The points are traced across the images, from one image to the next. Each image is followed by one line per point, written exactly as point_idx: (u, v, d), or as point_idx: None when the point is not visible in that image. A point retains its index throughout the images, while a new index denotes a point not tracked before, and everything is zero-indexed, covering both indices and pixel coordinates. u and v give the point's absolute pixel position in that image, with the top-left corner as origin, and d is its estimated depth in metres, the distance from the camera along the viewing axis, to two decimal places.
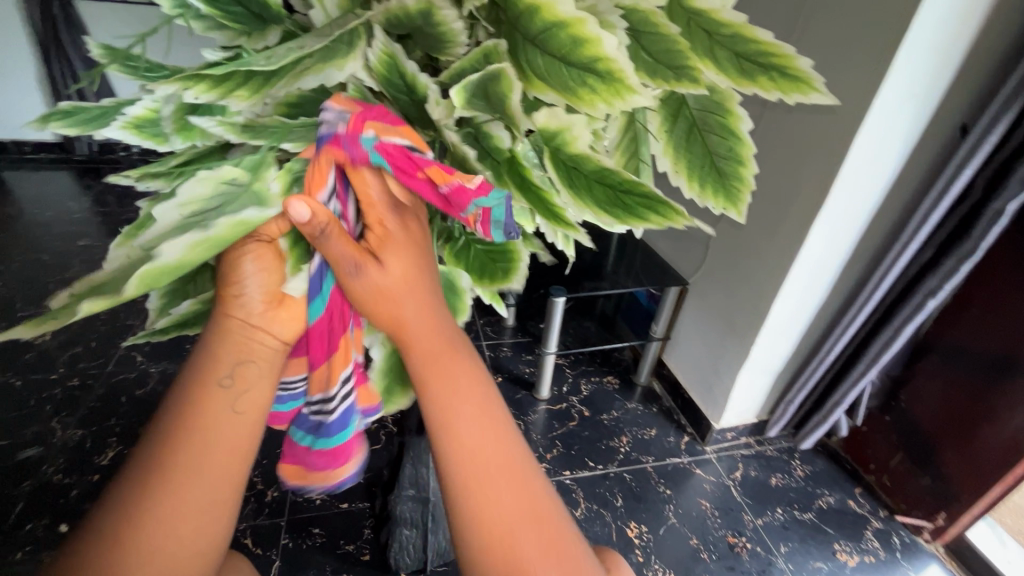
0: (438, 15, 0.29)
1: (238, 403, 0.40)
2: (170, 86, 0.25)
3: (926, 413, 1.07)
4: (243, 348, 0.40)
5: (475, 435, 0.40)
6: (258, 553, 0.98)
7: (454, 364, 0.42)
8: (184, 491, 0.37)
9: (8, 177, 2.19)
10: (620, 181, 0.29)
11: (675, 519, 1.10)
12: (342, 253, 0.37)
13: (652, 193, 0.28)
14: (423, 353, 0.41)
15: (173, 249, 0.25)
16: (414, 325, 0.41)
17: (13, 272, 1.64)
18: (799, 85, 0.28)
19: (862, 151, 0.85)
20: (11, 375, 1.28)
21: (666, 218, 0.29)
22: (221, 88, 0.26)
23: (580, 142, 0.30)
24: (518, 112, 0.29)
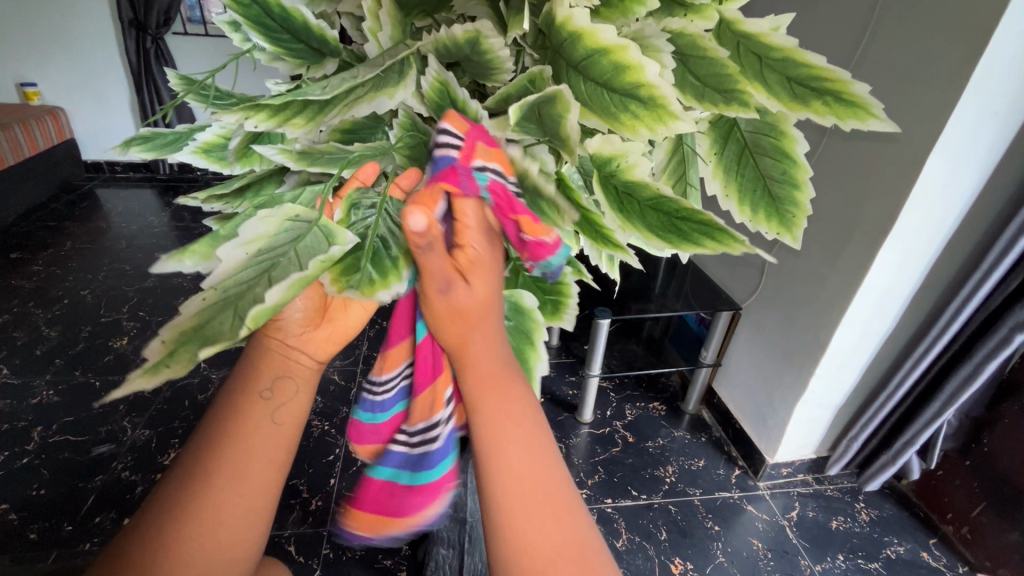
0: (485, 43, 0.30)
1: (277, 415, 0.35)
2: (233, 116, 0.27)
3: (1012, 460, 0.96)
4: (283, 363, 0.35)
5: (522, 463, 0.35)
6: (300, 560, 1.00)
7: (509, 392, 0.37)
8: (223, 501, 0.34)
9: (101, 194, 2.42)
10: (674, 207, 0.27)
11: (723, 557, 1.04)
12: (438, 270, 0.34)
13: (711, 221, 0.25)
14: (477, 375, 0.37)
15: (277, 292, 0.21)
16: (476, 354, 0.37)
17: (99, 280, 1.79)
18: (856, 111, 0.26)
19: (936, 172, 0.80)
20: (91, 375, 1.39)
21: (722, 245, 0.25)
22: (278, 117, 0.27)
23: (638, 168, 0.29)
24: (574, 134, 0.27)
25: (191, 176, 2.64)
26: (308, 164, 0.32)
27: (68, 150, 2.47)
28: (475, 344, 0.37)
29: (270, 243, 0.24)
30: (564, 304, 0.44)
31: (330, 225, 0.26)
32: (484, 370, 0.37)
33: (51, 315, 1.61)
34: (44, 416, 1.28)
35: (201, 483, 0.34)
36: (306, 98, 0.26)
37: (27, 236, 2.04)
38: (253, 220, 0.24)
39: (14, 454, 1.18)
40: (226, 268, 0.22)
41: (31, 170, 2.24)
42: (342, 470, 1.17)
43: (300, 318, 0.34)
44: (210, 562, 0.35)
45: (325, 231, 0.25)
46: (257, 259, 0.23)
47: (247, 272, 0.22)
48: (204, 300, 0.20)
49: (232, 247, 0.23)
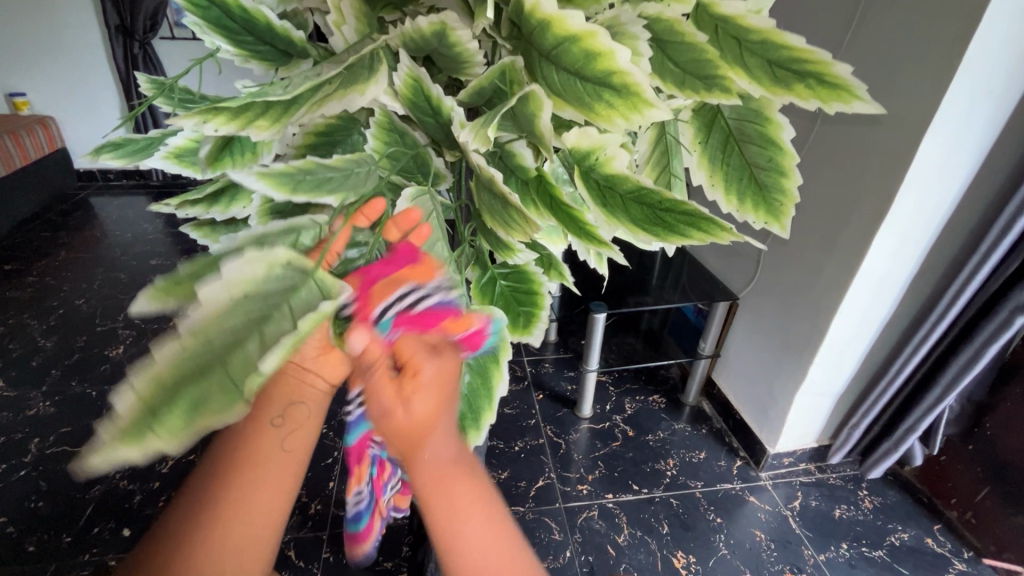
0: (452, 35, 0.29)
1: (287, 442, 0.34)
2: (191, 120, 0.25)
3: (1014, 443, 0.95)
4: (300, 389, 0.34)
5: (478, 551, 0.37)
6: (300, 565, 1.00)
7: (463, 487, 0.36)
8: (229, 531, 0.33)
9: (94, 203, 2.41)
10: (658, 199, 0.25)
11: (726, 550, 1.04)
12: (377, 383, 0.33)
13: (695, 210, 0.24)
14: (429, 478, 0.35)
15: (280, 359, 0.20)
16: (431, 458, 0.34)
17: (94, 289, 1.78)
18: (839, 94, 0.25)
19: (930, 155, 0.78)
20: (87, 385, 1.39)
21: (708, 233, 0.24)
22: (241, 119, 0.26)
23: (617, 161, 0.29)
24: (547, 132, 0.28)
25: (184, 182, 2.63)
26: (289, 191, 0.28)
27: (60, 159, 2.46)
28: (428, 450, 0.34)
29: (260, 287, 0.21)
30: (537, 317, 0.43)
31: (325, 277, 0.24)
32: (434, 472, 0.35)
33: (46, 325, 1.61)
34: (41, 427, 1.27)
35: (210, 507, 0.33)
36: (268, 98, 0.25)
37: (20, 247, 2.03)
38: (239, 258, 0.21)
39: (12, 467, 1.18)
40: (200, 311, 0.19)
41: (23, 181, 2.23)
42: (341, 473, 1.16)
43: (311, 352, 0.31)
44: None
45: (318, 284, 0.23)
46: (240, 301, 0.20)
47: (230, 321, 0.20)
48: (180, 343, 0.18)
49: (211, 289, 0.20)
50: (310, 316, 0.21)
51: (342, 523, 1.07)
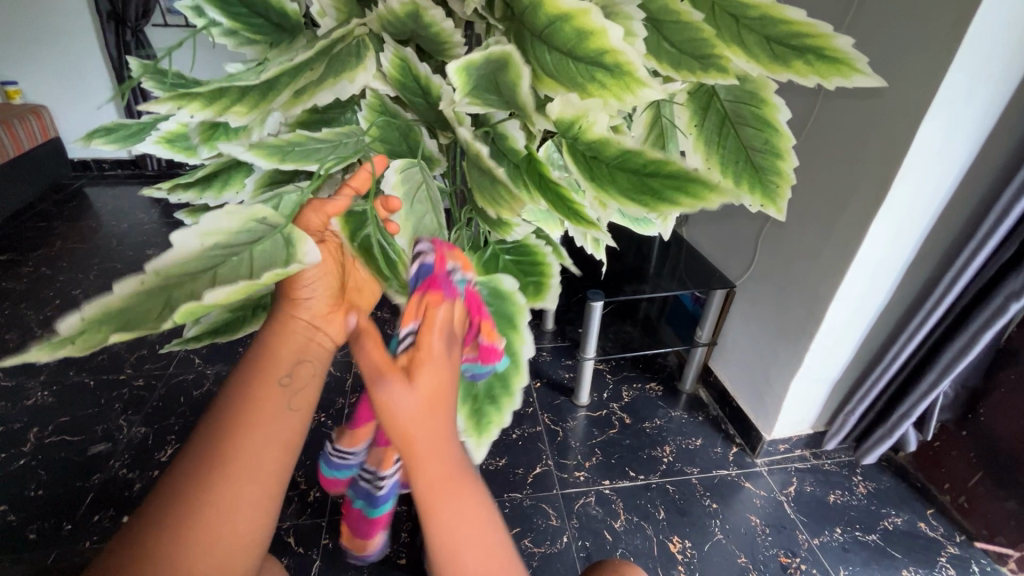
0: (426, 16, 0.28)
1: (294, 403, 0.32)
2: (164, 106, 0.23)
3: (1008, 429, 0.96)
4: (305, 344, 0.33)
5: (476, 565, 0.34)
6: (300, 551, 1.01)
7: (460, 497, 0.34)
8: (234, 492, 0.31)
9: (90, 193, 2.40)
10: (641, 162, 0.25)
11: (721, 535, 1.05)
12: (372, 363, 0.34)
13: (684, 171, 0.24)
14: (426, 479, 0.33)
15: (218, 294, 0.20)
16: (426, 449, 0.33)
17: (91, 280, 1.78)
18: (838, 68, 0.25)
19: (928, 141, 0.78)
20: (85, 375, 1.39)
21: (699, 199, 0.24)
22: (217, 106, 0.24)
23: (596, 127, 0.27)
24: (529, 101, 0.28)
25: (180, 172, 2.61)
26: (279, 161, 0.31)
27: (55, 149, 2.44)
28: (425, 443, 0.33)
29: (227, 241, 0.23)
30: (544, 287, 0.42)
31: (292, 233, 0.25)
32: (435, 474, 0.33)
33: (44, 316, 1.60)
34: (40, 416, 1.28)
35: (212, 469, 0.31)
36: (238, 83, 0.23)
37: (16, 238, 2.02)
38: (216, 211, 0.23)
39: (11, 456, 1.18)
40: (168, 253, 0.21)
41: (17, 170, 2.21)
42: None
43: (325, 300, 0.33)
44: (214, 558, 0.31)
45: (286, 238, 0.25)
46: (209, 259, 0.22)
47: (194, 263, 0.22)
48: (142, 280, 0.20)
49: (186, 236, 0.22)
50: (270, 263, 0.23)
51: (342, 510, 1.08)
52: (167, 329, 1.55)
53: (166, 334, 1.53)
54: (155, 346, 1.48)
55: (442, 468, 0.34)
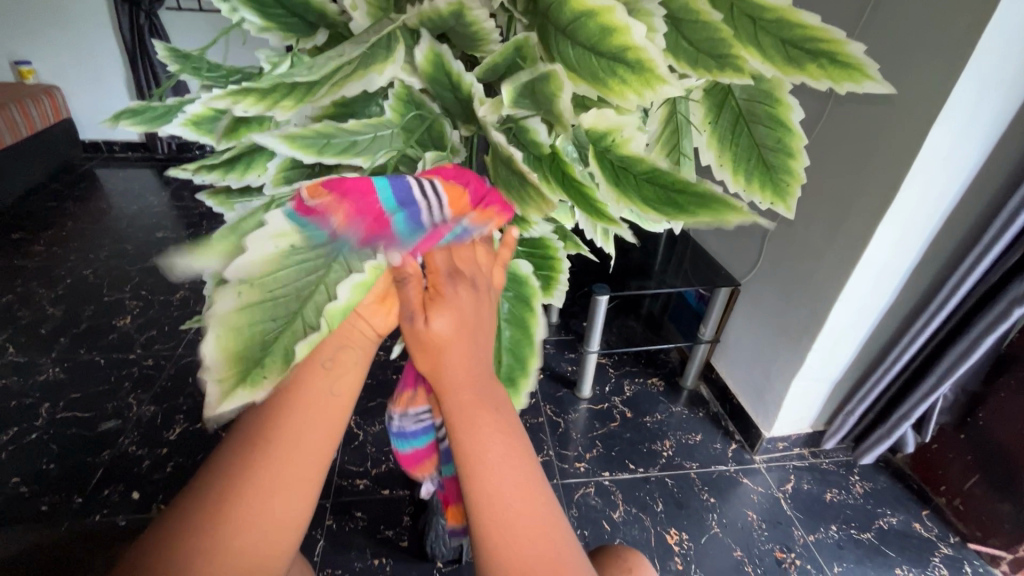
0: (468, 15, 0.29)
1: (336, 386, 0.34)
2: (220, 100, 0.26)
3: (1005, 434, 0.97)
4: (350, 334, 0.33)
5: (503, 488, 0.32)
6: (304, 531, 1.02)
7: (488, 422, 0.33)
8: (276, 466, 0.33)
9: (100, 174, 2.41)
10: (671, 180, 0.26)
11: (718, 529, 1.06)
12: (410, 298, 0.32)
13: (708, 191, 0.25)
14: (454, 398, 0.33)
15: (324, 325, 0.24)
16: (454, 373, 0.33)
17: (101, 260, 1.79)
18: (851, 73, 0.26)
19: (937, 146, 0.79)
20: (95, 353, 1.41)
21: (719, 214, 0.25)
22: (266, 101, 0.26)
23: (633, 142, 0.29)
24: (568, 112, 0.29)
25: (189, 155, 2.62)
26: (317, 153, 0.31)
27: (65, 130, 2.45)
28: (455, 364, 0.33)
29: (304, 242, 0.25)
30: (554, 280, 0.43)
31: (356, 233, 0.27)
32: (461, 398, 0.33)
33: (55, 294, 1.62)
34: (51, 392, 1.30)
35: (256, 446, 0.33)
36: (291, 79, 0.25)
37: (28, 216, 2.04)
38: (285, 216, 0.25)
39: (23, 430, 1.20)
40: (248, 259, 0.24)
41: (28, 149, 2.23)
42: (344, 445, 1.19)
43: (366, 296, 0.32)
44: (256, 532, 0.33)
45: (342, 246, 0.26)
46: (288, 259, 0.25)
47: (287, 275, 0.24)
48: (239, 293, 0.23)
49: (259, 239, 0.24)
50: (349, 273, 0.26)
51: (345, 493, 1.09)
52: (176, 311, 1.57)
53: (175, 316, 1.54)
54: (164, 328, 1.50)
55: (469, 395, 0.33)
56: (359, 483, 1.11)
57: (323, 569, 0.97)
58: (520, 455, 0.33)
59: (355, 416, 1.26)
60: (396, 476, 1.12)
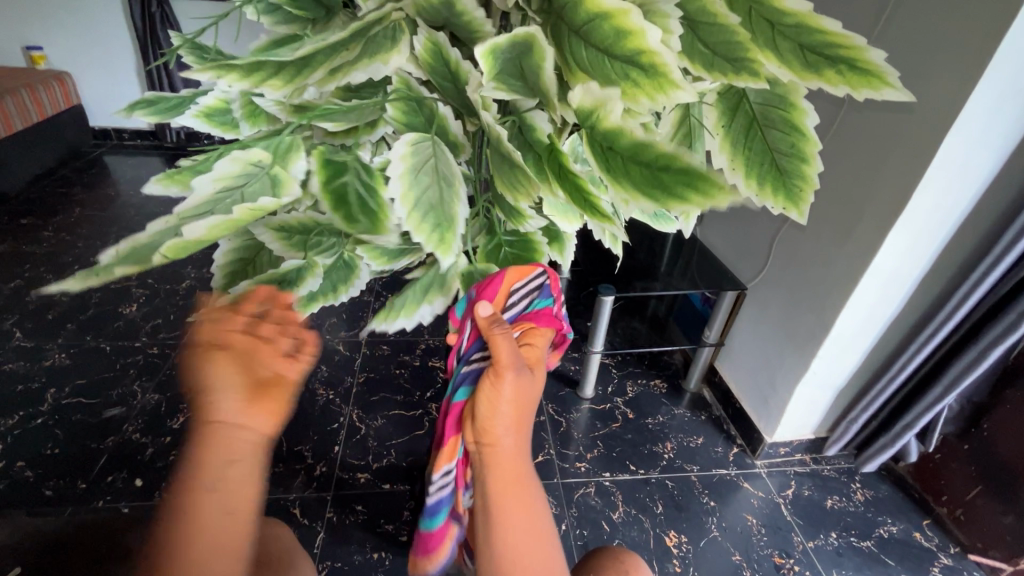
0: (459, 5, 0.29)
1: (227, 502, 0.36)
2: (203, 75, 0.23)
3: (1009, 446, 0.96)
4: (232, 445, 0.35)
5: (524, 540, 0.40)
6: (305, 523, 1.03)
7: (523, 493, 0.41)
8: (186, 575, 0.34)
9: (109, 161, 2.42)
10: (655, 156, 0.25)
11: (718, 532, 1.06)
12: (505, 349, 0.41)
13: (692, 168, 0.24)
14: (498, 471, 0.41)
15: (198, 228, 0.23)
16: (510, 452, 0.41)
17: (108, 247, 1.80)
18: (871, 80, 0.26)
19: (951, 155, 0.78)
20: (101, 340, 1.42)
21: (707, 197, 0.24)
22: (252, 78, 0.24)
23: (614, 115, 0.27)
24: (551, 87, 0.28)
25: (197, 145, 2.62)
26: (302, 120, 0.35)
27: (75, 116, 2.46)
28: (506, 440, 0.41)
29: (231, 182, 0.28)
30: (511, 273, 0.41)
31: (280, 175, 0.30)
32: (508, 468, 0.41)
33: (62, 280, 1.63)
34: (57, 377, 1.30)
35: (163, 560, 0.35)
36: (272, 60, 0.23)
37: (37, 202, 2.05)
38: (223, 160, 0.29)
39: (29, 415, 1.21)
40: (190, 199, 0.26)
41: (37, 135, 2.24)
42: (346, 438, 1.19)
43: (236, 396, 0.35)
44: None
45: (274, 177, 0.30)
46: (217, 195, 0.27)
47: (212, 202, 0.26)
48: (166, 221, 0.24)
49: (202, 182, 0.27)
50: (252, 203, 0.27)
51: (346, 486, 1.10)
52: (183, 300, 1.58)
53: (181, 305, 1.55)
54: (169, 317, 1.51)
55: (514, 468, 0.41)
56: (360, 477, 1.11)
57: (323, 561, 0.98)
58: (539, 515, 0.41)
59: (357, 409, 1.26)
60: (397, 471, 1.13)
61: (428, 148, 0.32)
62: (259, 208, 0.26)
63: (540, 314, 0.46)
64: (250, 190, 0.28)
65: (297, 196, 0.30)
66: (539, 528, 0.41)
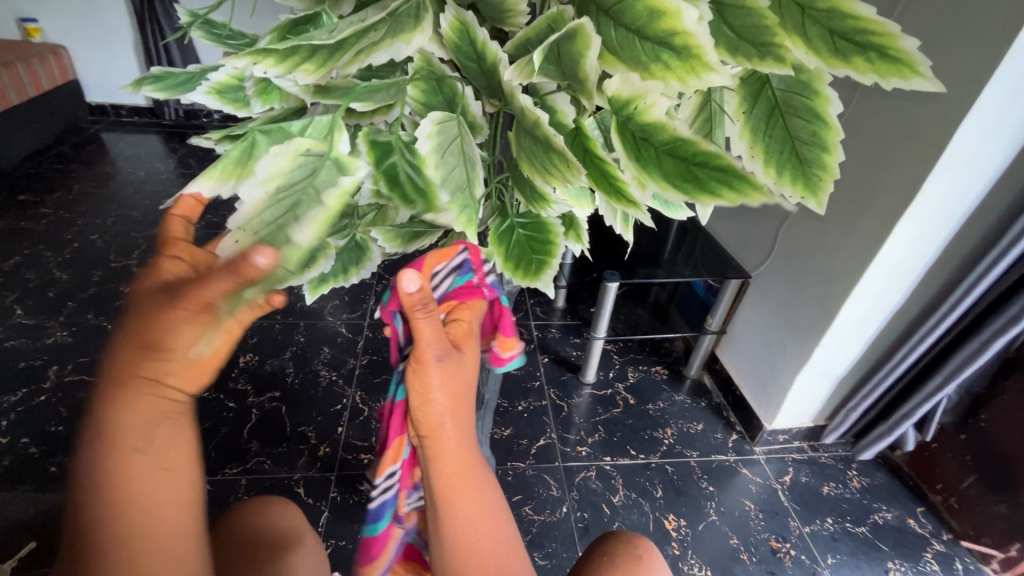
0: None
1: (164, 461, 0.31)
2: (241, 60, 0.25)
3: (1006, 436, 0.98)
4: (161, 403, 0.30)
5: (477, 529, 0.41)
6: (309, 502, 1.04)
7: (473, 483, 0.42)
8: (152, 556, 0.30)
9: (107, 138, 2.39)
10: (692, 152, 0.25)
11: (716, 516, 1.08)
12: (431, 336, 0.40)
13: (731, 166, 0.24)
14: (443, 465, 0.42)
15: (306, 234, 0.25)
16: (450, 445, 0.42)
17: (108, 225, 1.79)
18: (900, 68, 0.25)
19: (963, 146, 0.77)
20: (103, 318, 1.42)
21: (741, 194, 0.24)
22: (287, 62, 0.25)
23: (655, 110, 0.27)
24: (592, 76, 0.26)
25: (196, 122, 2.58)
26: (324, 100, 0.33)
27: (71, 91, 2.42)
28: (447, 432, 0.42)
29: (286, 177, 0.26)
30: (547, 265, 0.41)
31: (339, 157, 0.27)
32: (453, 461, 0.42)
33: (61, 258, 1.62)
34: (60, 355, 1.30)
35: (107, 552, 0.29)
36: (313, 42, 0.24)
37: (35, 178, 2.03)
38: (266, 156, 0.26)
39: (32, 392, 1.22)
40: (246, 207, 0.25)
41: (33, 110, 2.20)
42: (349, 419, 1.20)
43: (179, 360, 0.29)
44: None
45: (337, 163, 0.27)
46: (276, 198, 0.26)
47: (271, 210, 0.25)
48: (237, 239, 0.25)
49: (251, 187, 0.25)
50: (332, 185, 0.27)
51: (349, 466, 1.11)
52: None
53: None
54: None
55: (460, 460, 0.42)
56: (363, 458, 1.12)
57: (327, 540, 0.99)
58: (490, 502, 0.43)
59: (360, 391, 1.27)
60: None
61: (458, 129, 0.32)
62: (347, 192, 0.27)
63: (463, 292, 0.45)
64: (315, 176, 0.27)
65: (365, 172, 0.28)
66: (488, 518, 0.42)
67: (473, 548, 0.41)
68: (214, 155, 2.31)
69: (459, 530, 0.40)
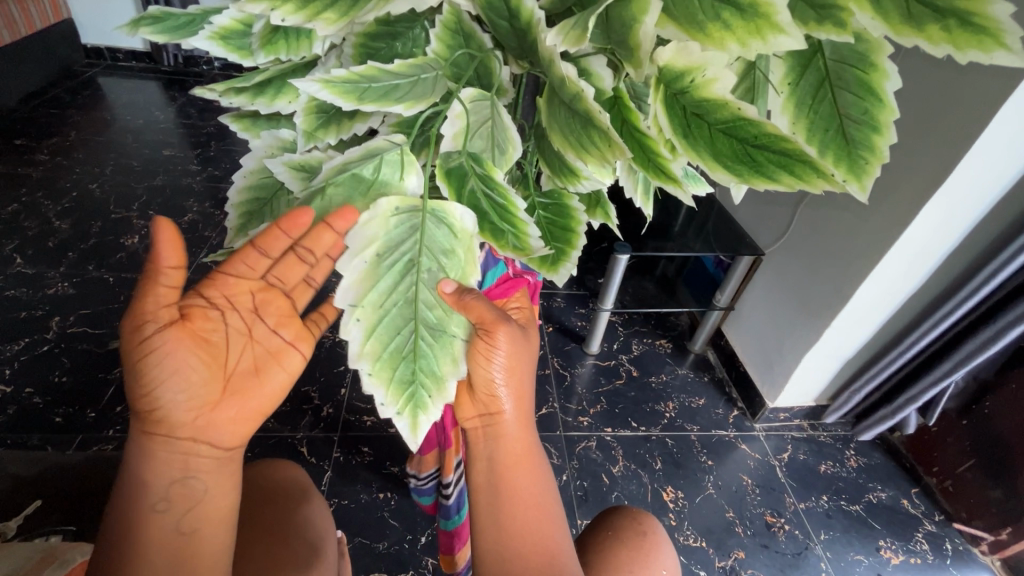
0: None
1: (182, 521, 0.37)
2: (258, 6, 0.23)
3: (1009, 424, 0.98)
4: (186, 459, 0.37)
5: (531, 505, 0.42)
6: (313, 461, 1.06)
7: (530, 459, 0.43)
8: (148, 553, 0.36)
9: (104, 83, 2.32)
10: (753, 133, 0.23)
11: (713, 489, 1.10)
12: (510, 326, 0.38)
13: (797, 149, 0.22)
14: (509, 438, 0.42)
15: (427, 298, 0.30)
16: (514, 421, 0.42)
17: (107, 174, 1.75)
18: (982, 39, 0.21)
19: (1003, 128, 0.73)
20: (104, 270, 1.40)
21: (800, 180, 0.22)
22: (309, 10, 0.24)
23: (717, 84, 0.24)
24: (645, 46, 0.23)
25: (196, 70, 2.49)
26: (357, 100, 0.28)
27: (65, 31, 2.32)
28: (511, 411, 0.42)
29: (384, 240, 0.28)
30: (566, 256, 0.39)
31: (438, 206, 0.29)
32: (516, 437, 0.42)
33: (60, 207, 1.59)
34: (61, 306, 1.30)
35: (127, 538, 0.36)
36: None
37: (31, 123, 1.97)
38: (358, 227, 0.27)
39: (35, 341, 1.22)
40: (352, 283, 0.27)
41: (26, 50, 2.12)
42: (352, 380, 1.20)
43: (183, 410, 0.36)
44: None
45: (437, 214, 0.29)
46: (373, 261, 0.28)
47: (380, 274, 0.28)
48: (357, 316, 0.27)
49: (350, 262, 0.27)
50: (441, 244, 0.30)
51: (353, 428, 1.12)
52: (186, 235, 1.55)
53: (184, 239, 1.52)
54: None
55: (522, 437, 0.43)
56: (367, 420, 1.13)
57: (330, 498, 1.01)
58: (541, 476, 0.43)
59: None
60: None
61: (494, 109, 0.31)
62: (450, 248, 0.30)
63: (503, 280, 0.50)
64: (411, 238, 0.29)
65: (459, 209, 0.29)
66: (541, 497, 0.42)
67: (527, 521, 0.41)
68: (214, 106, 2.24)
69: (515, 505, 0.41)
